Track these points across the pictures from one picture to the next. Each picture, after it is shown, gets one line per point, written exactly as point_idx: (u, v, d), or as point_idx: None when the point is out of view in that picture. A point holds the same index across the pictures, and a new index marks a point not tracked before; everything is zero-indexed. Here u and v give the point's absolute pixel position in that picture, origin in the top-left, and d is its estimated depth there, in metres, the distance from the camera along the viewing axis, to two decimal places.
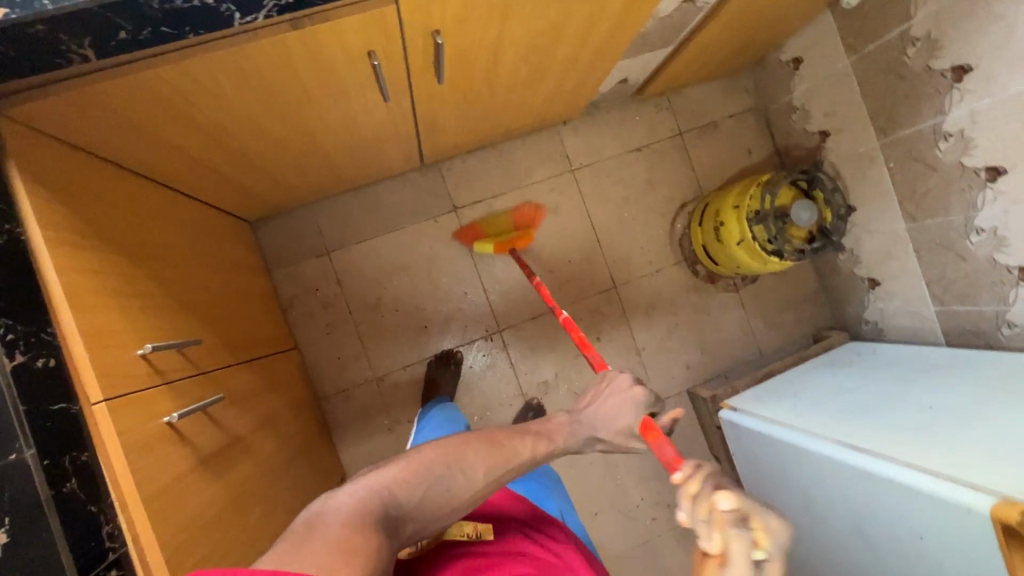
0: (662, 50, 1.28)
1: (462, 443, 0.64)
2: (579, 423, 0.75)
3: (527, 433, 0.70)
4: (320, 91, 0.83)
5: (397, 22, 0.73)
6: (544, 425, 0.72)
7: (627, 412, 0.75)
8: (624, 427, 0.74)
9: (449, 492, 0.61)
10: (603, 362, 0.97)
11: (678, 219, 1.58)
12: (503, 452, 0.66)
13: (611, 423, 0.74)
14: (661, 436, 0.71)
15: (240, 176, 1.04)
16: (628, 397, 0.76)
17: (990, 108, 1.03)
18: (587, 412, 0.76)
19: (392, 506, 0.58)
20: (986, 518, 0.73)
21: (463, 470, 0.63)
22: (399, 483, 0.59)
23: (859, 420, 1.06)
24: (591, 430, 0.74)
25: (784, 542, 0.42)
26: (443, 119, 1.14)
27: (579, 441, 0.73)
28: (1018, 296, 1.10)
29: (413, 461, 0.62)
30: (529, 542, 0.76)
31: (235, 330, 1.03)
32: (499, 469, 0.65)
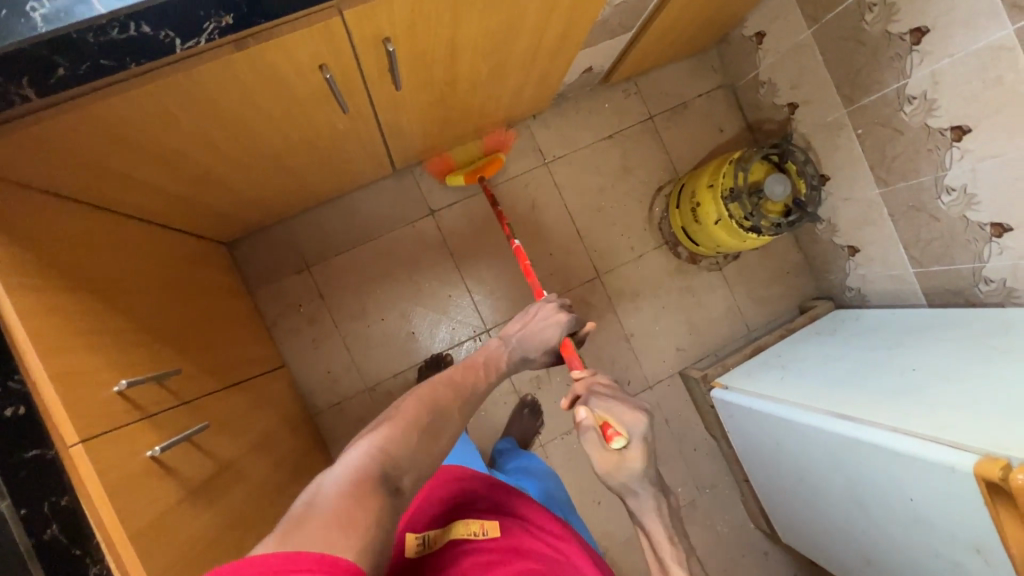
0: (623, 35, 1.27)
1: (428, 393, 0.73)
2: (514, 346, 0.94)
3: (475, 368, 0.84)
4: (276, 108, 0.82)
5: (346, 34, 0.72)
6: (486, 356, 0.88)
7: (555, 330, 0.97)
8: (552, 342, 0.97)
9: (432, 434, 0.68)
10: (541, 287, 1.13)
11: (656, 203, 1.58)
12: (463, 389, 0.77)
13: (538, 341, 0.96)
14: (573, 351, 0.98)
15: (207, 200, 1.03)
16: (551, 318, 0.98)
17: (950, 67, 1.04)
18: (518, 337, 0.95)
19: (394, 458, 0.61)
20: (970, 476, 0.74)
21: (439, 412, 0.71)
22: (393, 437, 0.64)
23: (846, 388, 1.07)
24: (523, 350, 0.94)
25: (636, 431, 0.71)
26: (408, 124, 1.14)
27: (515, 360, 0.93)
28: (993, 252, 1.11)
29: (394, 421, 0.66)
30: (533, 539, 0.78)
31: (217, 355, 1.02)
32: (461, 404, 0.75)
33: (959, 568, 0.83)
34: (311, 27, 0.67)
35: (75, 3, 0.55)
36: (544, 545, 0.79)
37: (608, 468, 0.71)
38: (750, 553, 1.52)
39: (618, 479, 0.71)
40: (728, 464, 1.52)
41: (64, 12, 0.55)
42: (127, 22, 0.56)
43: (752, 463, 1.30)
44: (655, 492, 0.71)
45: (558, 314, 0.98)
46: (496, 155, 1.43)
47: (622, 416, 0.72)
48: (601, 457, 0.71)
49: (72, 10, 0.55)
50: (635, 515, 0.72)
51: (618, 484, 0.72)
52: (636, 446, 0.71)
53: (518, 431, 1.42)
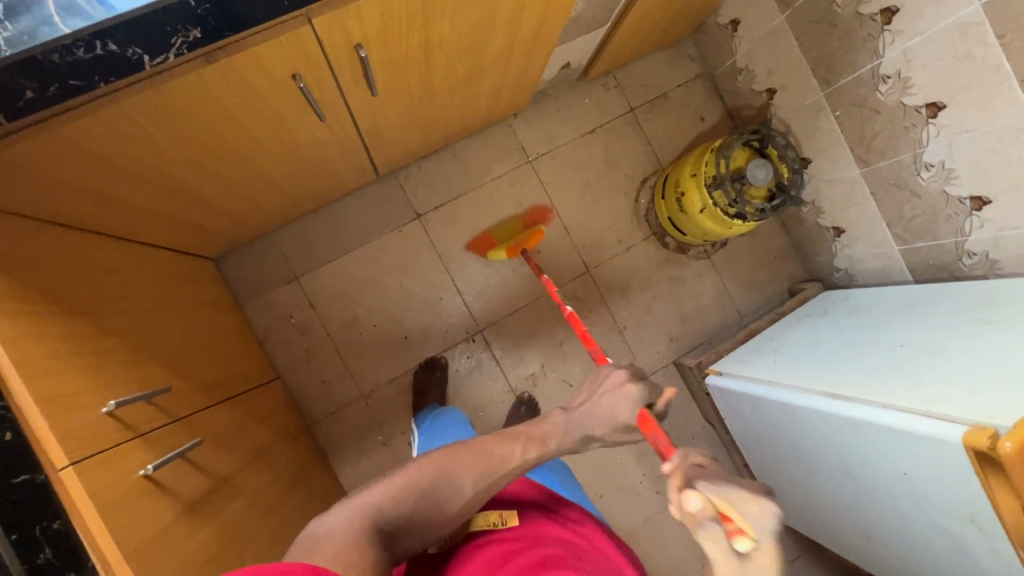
0: (597, 31, 1.27)
1: (449, 455, 0.67)
2: (574, 422, 0.78)
3: (516, 439, 0.72)
4: (252, 121, 0.82)
5: (316, 42, 0.71)
6: (538, 428, 0.75)
7: (624, 407, 0.79)
8: (622, 422, 0.79)
9: (438, 501, 0.65)
10: (604, 355, 1.05)
11: (641, 195, 1.59)
12: (489, 462, 0.69)
13: (606, 418, 0.78)
14: (657, 426, 0.80)
15: (190, 216, 1.03)
16: (622, 392, 0.79)
17: (921, 45, 1.05)
18: (583, 410, 0.79)
19: (385, 520, 0.61)
20: (960, 447, 0.75)
21: (451, 482, 0.66)
22: (390, 496, 0.62)
23: (837, 367, 1.08)
24: (586, 428, 0.78)
25: (767, 526, 0.53)
26: (388, 130, 1.14)
27: (574, 439, 0.76)
28: (974, 225, 1.13)
29: (395, 478, 0.64)
30: (553, 525, 0.78)
31: (209, 371, 1.02)
32: (487, 477, 0.68)
33: (956, 539, 0.84)
34: (280, 38, 0.67)
35: (39, 24, 0.55)
36: (564, 530, 0.78)
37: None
38: None
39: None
40: (727, 450, 1.53)
41: (28, 34, 0.54)
42: (92, 41, 0.56)
43: (750, 447, 1.31)
44: None
45: (627, 386, 0.79)
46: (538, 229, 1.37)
47: (745, 506, 0.55)
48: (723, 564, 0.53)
49: (34, 32, 0.55)
50: None
51: None
52: (770, 547, 0.53)
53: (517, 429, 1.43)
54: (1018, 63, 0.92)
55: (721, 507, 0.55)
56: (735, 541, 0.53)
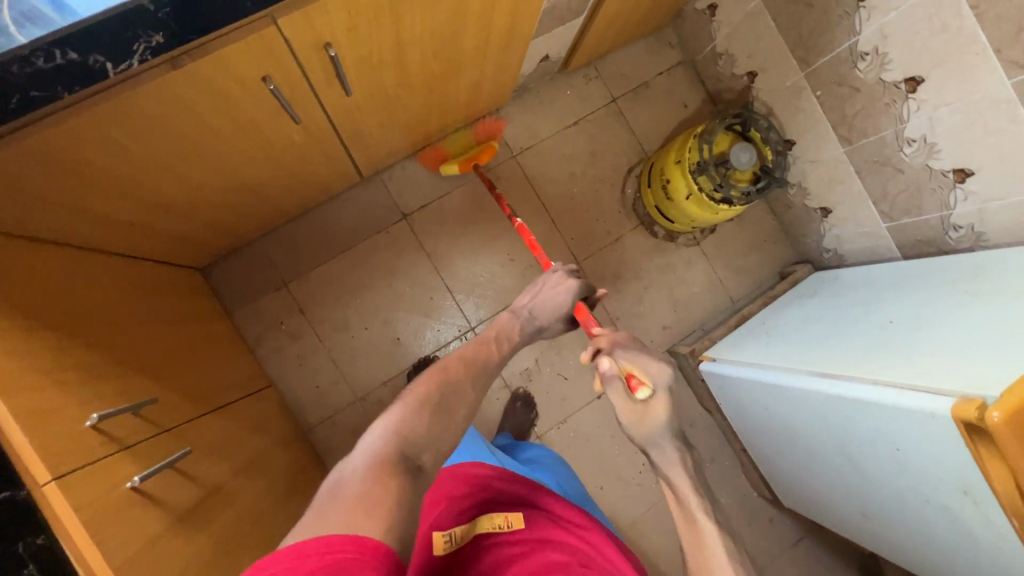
0: (574, 21, 1.26)
1: (440, 371, 0.78)
2: (527, 315, 1.03)
3: (489, 342, 0.91)
4: (225, 126, 0.82)
5: (284, 42, 0.71)
6: (498, 328, 0.97)
7: (565, 298, 1.05)
8: (565, 310, 1.06)
9: (450, 409, 0.73)
10: (548, 260, 1.17)
11: (628, 185, 1.59)
12: (476, 363, 0.84)
13: (551, 308, 1.05)
14: (588, 314, 1.06)
15: (171, 225, 1.02)
16: (561, 287, 1.06)
17: (896, 20, 1.05)
18: (532, 305, 1.04)
19: (410, 438, 0.66)
20: (949, 420, 0.74)
21: (453, 388, 0.76)
22: (408, 419, 0.68)
23: (827, 348, 1.08)
24: (536, 320, 1.03)
25: (658, 379, 0.80)
26: (368, 129, 1.13)
27: (527, 330, 1.01)
28: (958, 199, 1.13)
29: (406, 406, 0.70)
30: (557, 530, 0.83)
31: (198, 380, 1.02)
32: (477, 373, 0.82)
33: (950, 512, 0.83)
34: (245, 39, 0.66)
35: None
36: (569, 535, 0.83)
37: (631, 416, 0.78)
38: (757, 522, 1.52)
39: (641, 427, 0.78)
40: (726, 437, 1.53)
41: None
42: (51, 50, 0.55)
43: (747, 432, 1.31)
44: (678, 445, 0.78)
45: (568, 282, 1.06)
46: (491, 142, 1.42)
47: (646, 368, 0.80)
48: (625, 406, 0.78)
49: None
50: (659, 469, 0.78)
51: (642, 436, 0.78)
52: (659, 395, 0.79)
53: (513, 424, 1.42)
54: (993, 33, 0.92)
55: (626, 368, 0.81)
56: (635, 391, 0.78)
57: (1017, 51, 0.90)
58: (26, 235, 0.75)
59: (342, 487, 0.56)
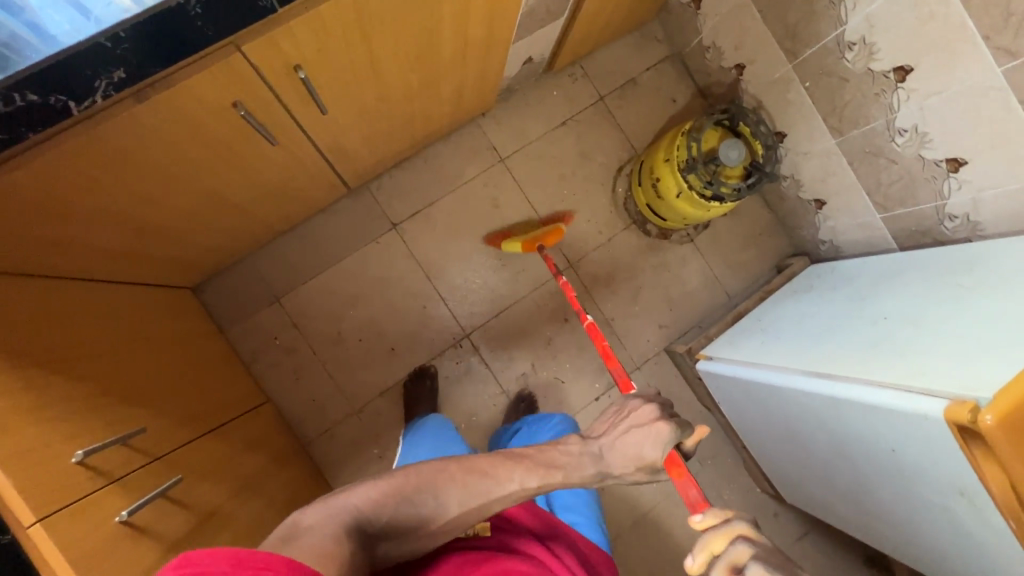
0: (555, 23, 1.24)
1: (440, 468, 0.67)
2: (589, 455, 0.73)
3: (515, 463, 0.70)
4: (200, 152, 0.81)
5: (251, 67, 0.70)
6: (546, 455, 0.72)
7: (649, 448, 0.72)
8: (649, 462, 0.72)
9: (420, 515, 0.65)
10: (626, 378, 1.04)
11: (618, 184, 1.57)
12: (480, 483, 0.68)
13: (631, 459, 0.72)
14: (685, 472, 0.77)
15: (155, 250, 1.01)
16: (650, 430, 0.72)
17: (883, 9, 1.03)
18: (603, 443, 0.74)
19: (364, 523, 0.61)
20: (941, 422, 0.72)
21: (436, 495, 0.66)
22: (373, 502, 0.63)
23: (822, 345, 1.06)
24: (603, 464, 0.73)
25: None
26: (351, 143, 1.12)
27: (585, 474, 0.72)
28: (952, 188, 1.10)
29: (384, 482, 0.65)
30: (522, 539, 0.78)
31: (191, 403, 1.02)
32: (475, 497, 0.67)
33: (948, 512, 0.82)
34: (209, 69, 0.66)
35: None
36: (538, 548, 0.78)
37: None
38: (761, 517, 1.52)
39: None
40: (726, 434, 1.53)
41: None
42: (11, 94, 0.55)
43: (746, 430, 1.30)
44: None
45: (658, 426, 0.72)
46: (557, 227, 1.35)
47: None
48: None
49: None
50: None
51: None
52: None
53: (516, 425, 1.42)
54: (981, 20, 0.89)
55: None
56: None
57: (1006, 37, 0.88)
58: (18, 272, 0.76)
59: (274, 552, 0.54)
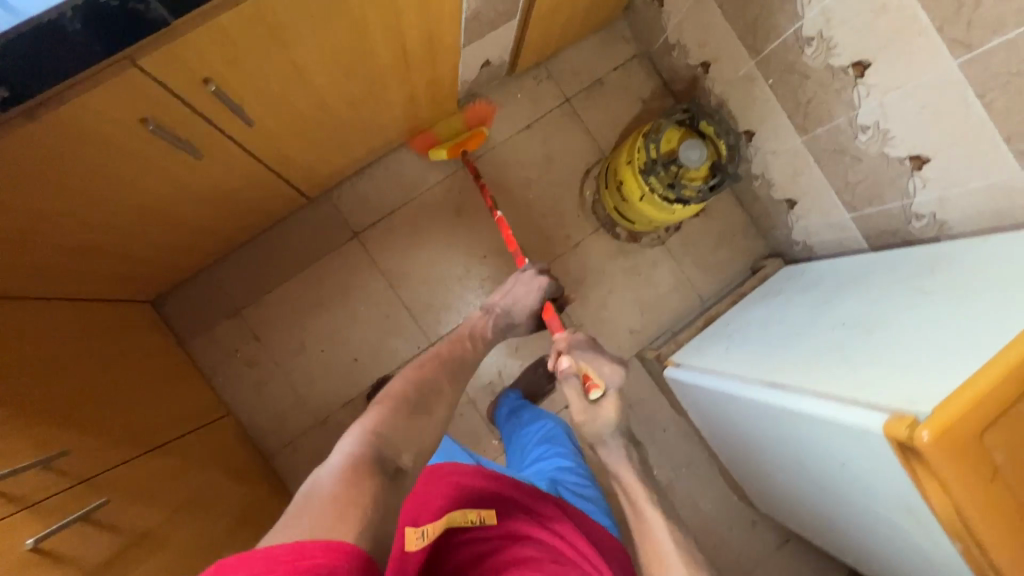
0: (508, 25, 1.22)
1: (414, 379, 0.85)
2: (496, 312, 1.16)
3: (456, 349, 1.00)
4: (122, 167, 0.80)
5: (153, 83, 0.68)
6: (466, 327, 1.10)
7: (534, 296, 1.18)
8: (532, 307, 1.19)
9: (422, 414, 0.78)
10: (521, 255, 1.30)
11: (586, 187, 1.54)
12: (446, 375, 0.91)
13: (521, 306, 1.18)
14: (555, 314, 1.20)
15: (95, 264, 1.00)
16: (534, 283, 1.18)
17: (837, 2, 0.98)
18: (504, 300, 1.17)
19: (388, 438, 0.69)
20: (882, 438, 0.69)
21: (426, 398, 0.82)
22: (386, 420, 0.72)
23: (781, 352, 1.03)
24: (506, 314, 1.16)
25: (615, 383, 0.96)
26: (296, 153, 1.10)
27: (492, 329, 1.13)
28: (918, 186, 1.06)
29: (382, 407, 0.76)
30: (527, 522, 0.84)
31: (133, 421, 1.01)
32: (447, 386, 0.89)
33: (900, 529, 0.78)
34: (105, 85, 0.64)
35: None
36: (541, 528, 0.85)
37: (584, 413, 0.95)
38: (738, 526, 1.48)
39: (592, 422, 0.95)
40: (699, 440, 1.49)
41: None
42: None
43: (714, 437, 1.26)
44: (623, 444, 0.95)
45: (539, 280, 1.18)
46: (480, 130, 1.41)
47: (600, 372, 0.97)
48: (579, 403, 0.95)
49: None
50: (610, 467, 0.93)
51: (593, 431, 0.96)
52: (611, 397, 0.95)
53: (528, 384, 1.44)
54: (934, 11, 0.85)
55: (582, 369, 0.96)
56: (592, 393, 0.94)
57: (960, 29, 0.84)
58: None
59: (318, 488, 0.57)
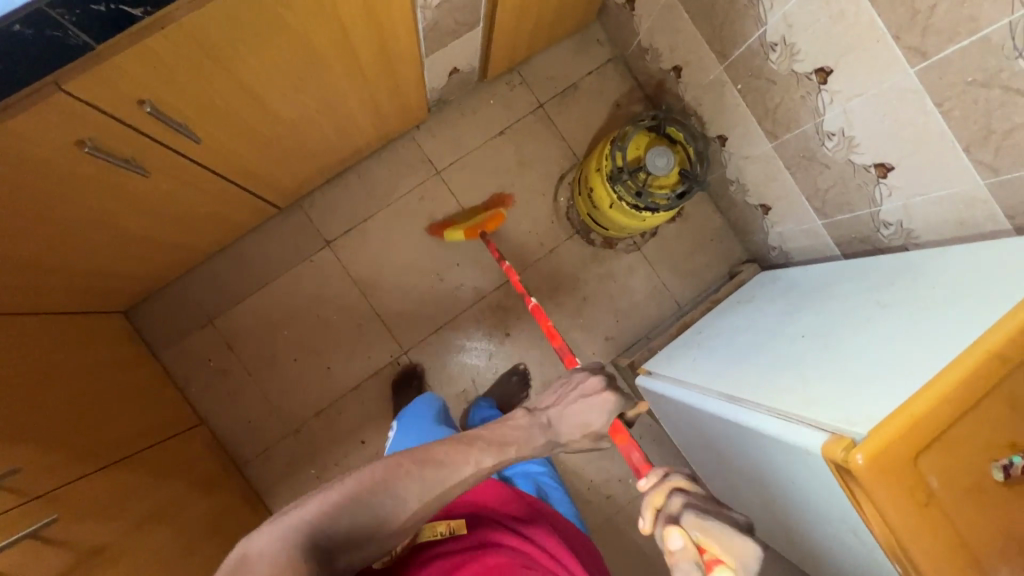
0: (472, 33, 1.20)
1: (394, 467, 0.63)
2: (542, 423, 0.77)
3: (469, 448, 0.69)
4: (65, 189, 0.81)
5: (84, 105, 0.68)
6: (498, 433, 0.73)
7: (598, 416, 0.79)
8: (593, 429, 0.78)
9: (380, 517, 0.61)
10: (570, 354, 1.11)
11: (560, 193, 1.53)
12: (436, 472, 0.65)
13: (579, 424, 0.78)
14: (629, 438, 0.87)
15: (55, 281, 1.01)
16: (597, 400, 0.79)
17: (797, 8, 0.97)
18: (555, 412, 0.78)
19: (322, 537, 0.57)
20: (822, 459, 0.67)
21: (393, 495, 0.62)
22: (330, 512, 0.58)
23: (743, 364, 1.01)
24: (556, 430, 0.77)
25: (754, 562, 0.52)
26: (257, 166, 1.10)
27: (536, 444, 0.74)
28: (884, 194, 1.04)
29: (334, 491, 0.60)
30: (499, 532, 0.83)
31: (94, 435, 1.01)
32: (432, 489, 0.64)
33: (849, 548, 0.77)
34: (30, 110, 0.64)
35: None
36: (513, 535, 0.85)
37: None
38: None
39: None
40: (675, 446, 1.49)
41: None
42: None
43: (685, 447, 1.25)
44: None
45: (605, 395, 0.79)
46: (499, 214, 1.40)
47: (730, 543, 0.52)
48: None
49: None
50: None
51: None
52: None
53: (500, 395, 1.42)
54: (889, 18, 0.83)
55: (699, 542, 0.53)
56: None
57: (915, 36, 0.82)
58: None
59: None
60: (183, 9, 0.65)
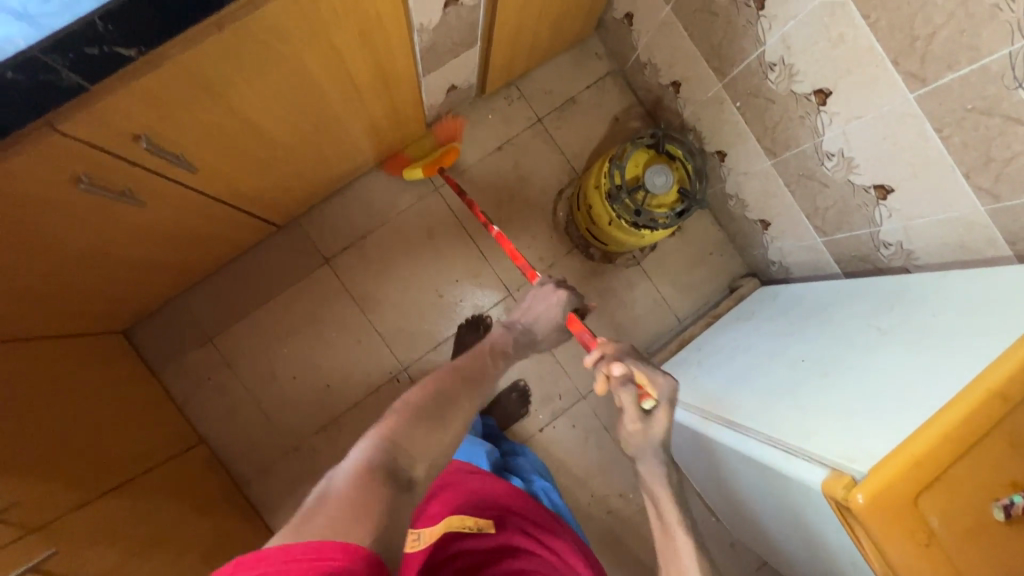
0: (470, 52, 1.20)
1: (439, 381, 0.78)
2: (518, 330, 1.02)
3: (484, 360, 0.89)
4: (63, 223, 0.81)
5: (80, 144, 0.68)
6: (488, 344, 0.95)
7: (557, 311, 1.02)
8: (555, 323, 1.04)
9: (443, 419, 0.71)
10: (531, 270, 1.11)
11: (559, 208, 1.52)
12: (476, 383, 0.82)
13: (543, 322, 1.03)
14: (581, 324, 1.02)
15: (53, 307, 1.01)
16: (552, 296, 1.03)
17: (796, 29, 0.96)
18: (525, 318, 1.03)
19: (399, 448, 0.64)
20: (822, 495, 0.67)
21: (449, 404, 0.74)
22: (400, 426, 0.67)
23: (744, 387, 1.01)
24: (530, 332, 1.02)
25: (668, 390, 0.84)
26: (255, 189, 1.10)
27: (520, 348, 1.00)
28: (884, 215, 1.03)
29: (400, 411, 0.71)
30: (522, 538, 0.89)
31: (93, 460, 1.01)
32: (474, 395, 0.79)
33: None
34: (26, 152, 0.64)
35: None
36: (534, 544, 0.89)
37: (636, 425, 0.84)
38: None
39: (643, 436, 0.85)
40: None
41: None
42: None
43: (686, 466, 1.24)
44: (666, 465, 0.85)
45: (558, 292, 1.02)
46: (454, 146, 1.40)
47: (656, 380, 0.84)
48: (632, 413, 0.84)
49: None
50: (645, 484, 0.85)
51: (644, 441, 0.86)
52: (665, 404, 0.84)
53: (500, 413, 1.44)
54: (888, 43, 0.83)
55: (638, 375, 0.84)
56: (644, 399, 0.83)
57: (915, 63, 0.81)
58: None
59: (317, 506, 0.53)
60: (177, 47, 0.64)
